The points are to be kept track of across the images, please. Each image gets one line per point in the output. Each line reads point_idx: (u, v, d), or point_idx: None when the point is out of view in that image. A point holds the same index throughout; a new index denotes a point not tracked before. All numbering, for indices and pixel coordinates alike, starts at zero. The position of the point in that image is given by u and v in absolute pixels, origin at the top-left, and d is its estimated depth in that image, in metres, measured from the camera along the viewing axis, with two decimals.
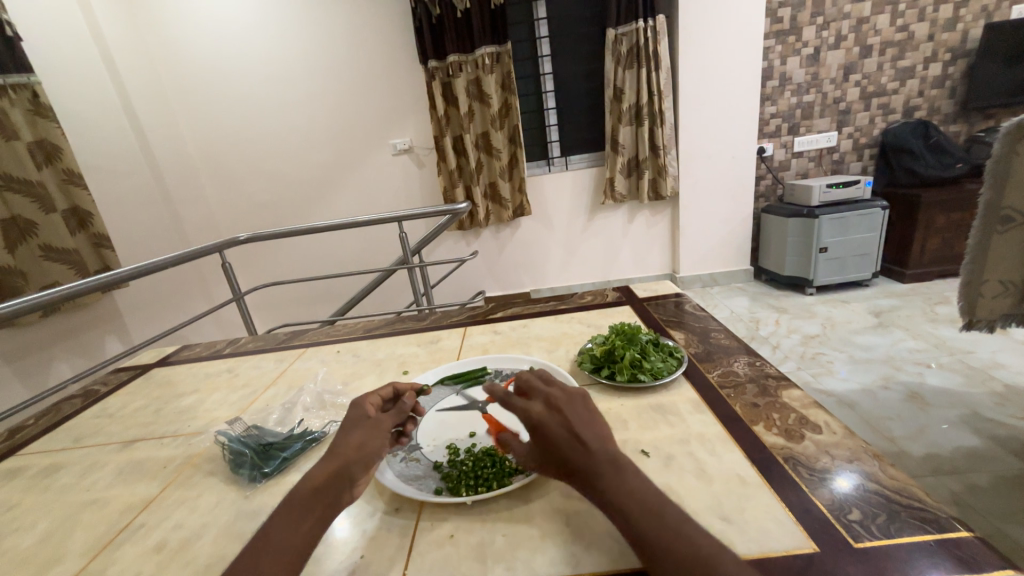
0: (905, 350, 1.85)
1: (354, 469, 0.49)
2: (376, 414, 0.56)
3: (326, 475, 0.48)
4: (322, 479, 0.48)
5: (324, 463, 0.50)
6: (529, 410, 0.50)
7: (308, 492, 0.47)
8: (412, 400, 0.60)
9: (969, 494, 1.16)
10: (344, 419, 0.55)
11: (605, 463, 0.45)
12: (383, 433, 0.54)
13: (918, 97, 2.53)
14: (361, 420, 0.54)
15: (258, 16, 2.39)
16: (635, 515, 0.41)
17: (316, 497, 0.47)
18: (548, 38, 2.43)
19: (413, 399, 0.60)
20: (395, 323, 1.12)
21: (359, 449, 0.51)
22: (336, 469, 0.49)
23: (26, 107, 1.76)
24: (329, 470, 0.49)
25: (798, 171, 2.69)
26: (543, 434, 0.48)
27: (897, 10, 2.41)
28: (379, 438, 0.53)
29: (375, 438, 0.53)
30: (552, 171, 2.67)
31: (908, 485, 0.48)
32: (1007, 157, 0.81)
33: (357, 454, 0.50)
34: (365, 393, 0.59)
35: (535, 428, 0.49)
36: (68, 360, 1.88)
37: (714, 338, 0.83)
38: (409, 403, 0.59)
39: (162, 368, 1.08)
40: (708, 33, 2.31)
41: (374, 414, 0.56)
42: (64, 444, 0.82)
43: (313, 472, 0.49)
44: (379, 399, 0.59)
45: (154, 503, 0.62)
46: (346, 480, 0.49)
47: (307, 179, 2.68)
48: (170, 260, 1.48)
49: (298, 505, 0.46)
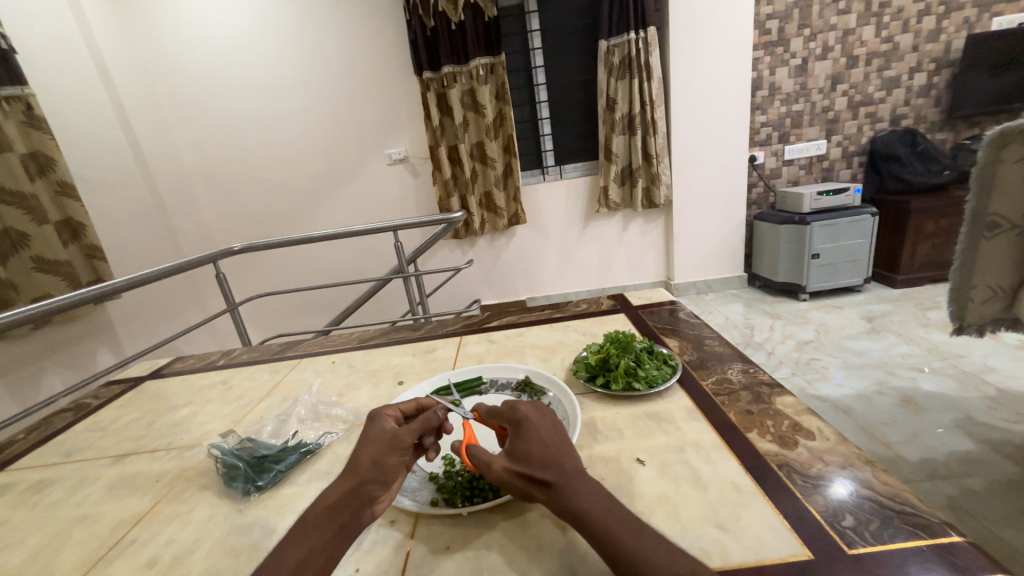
0: (898, 355, 1.86)
1: (371, 487, 0.49)
2: (397, 427, 0.54)
3: (342, 493, 0.48)
4: (338, 498, 0.48)
5: (340, 481, 0.50)
6: (517, 406, 0.52)
7: (322, 511, 0.47)
8: (439, 414, 0.56)
9: (965, 498, 1.17)
10: (363, 433, 0.54)
11: (580, 479, 0.46)
12: (402, 449, 0.52)
13: (905, 106, 2.58)
14: (379, 435, 0.52)
15: (254, 28, 2.41)
16: (611, 531, 0.42)
17: (333, 514, 0.47)
18: (542, 50, 2.47)
19: (441, 412, 0.56)
20: (391, 333, 1.12)
21: (375, 467, 0.50)
22: (352, 487, 0.48)
23: (20, 119, 1.76)
24: (344, 489, 0.48)
25: (789, 179, 2.73)
26: (527, 431, 0.49)
27: (881, 22, 2.46)
28: (395, 456, 0.51)
29: (392, 454, 0.51)
30: (546, 179, 2.69)
31: (900, 490, 0.48)
32: (991, 164, 0.83)
33: (372, 472, 0.49)
34: (384, 405, 0.57)
35: (520, 425, 0.50)
36: (59, 373, 1.86)
37: (708, 345, 0.83)
38: (434, 416, 0.55)
39: (154, 381, 1.07)
40: (698, 44, 2.35)
41: (393, 428, 0.53)
42: (54, 458, 0.81)
43: (330, 490, 0.49)
44: (399, 411, 0.57)
45: (146, 517, 0.61)
46: (363, 499, 0.48)
47: (302, 188, 2.68)
48: (164, 270, 1.46)
49: (314, 523, 0.47)
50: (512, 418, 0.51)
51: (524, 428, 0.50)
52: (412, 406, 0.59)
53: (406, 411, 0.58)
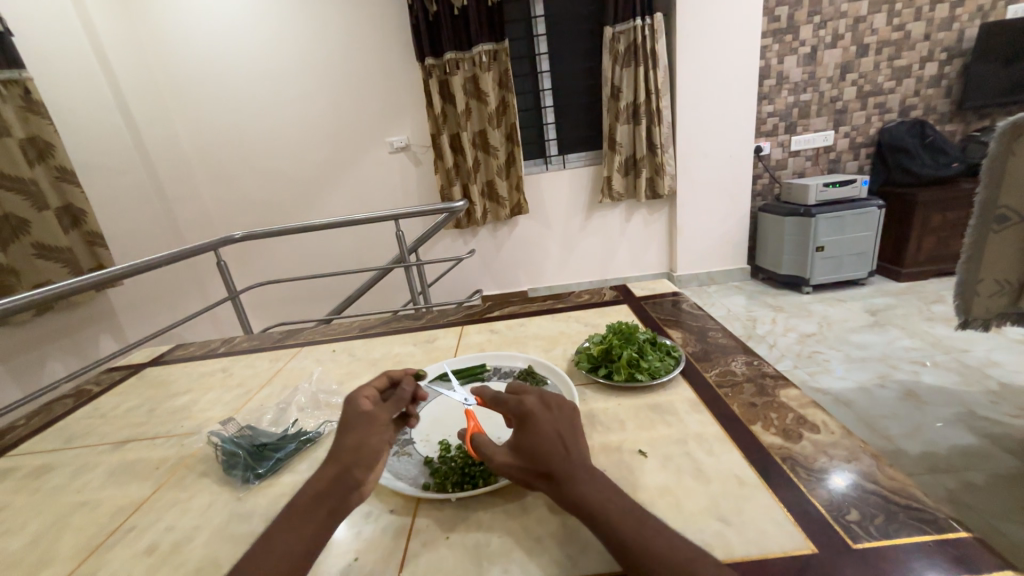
0: (901, 349, 1.85)
1: (356, 472, 0.48)
2: (371, 407, 0.53)
3: (326, 482, 0.48)
4: (324, 485, 0.48)
5: (323, 470, 0.49)
6: (525, 399, 0.51)
7: (308, 499, 0.47)
8: (410, 387, 0.57)
9: (964, 491, 1.17)
10: (340, 417, 0.53)
11: (583, 471, 0.45)
12: (380, 428, 0.52)
13: (914, 96, 2.54)
14: (356, 417, 0.52)
15: (253, 11, 2.37)
16: (614, 521, 0.41)
17: (319, 502, 0.47)
18: (546, 37, 2.43)
19: (411, 386, 0.57)
20: (392, 322, 1.12)
21: (358, 452, 0.49)
22: (335, 476, 0.48)
23: (18, 104, 1.74)
24: (329, 477, 0.48)
25: (795, 170, 2.69)
26: (533, 426, 0.49)
27: (893, 10, 2.41)
28: (376, 436, 0.51)
29: (372, 435, 0.51)
30: (549, 169, 2.66)
31: (906, 485, 0.47)
32: (1002, 156, 0.81)
33: (354, 458, 0.49)
34: (359, 388, 0.55)
35: (525, 418, 0.50)
36: (62, 359, 1.87)
37: (712, 337, 0.83)
38: (407, 392, 0.56)
39: (156, 367, 1.07)
40: (705, 31, 2.31)
41: (368, 408, 0.53)
42: (56, 444, 0.81)
43: (314, 479, 0.49)
44: (374, 390, 0.56)
45: (146, 504, 0.61)
46: (347, 484, 0.48)
47: (302, 176, 2.66)
48: (164, 258, 1.44)
49: (300, 511, 0.46)
50: (518, 411, 0.51)
51: (530, 422, 0.49)
52: (384, 382, 0.58)
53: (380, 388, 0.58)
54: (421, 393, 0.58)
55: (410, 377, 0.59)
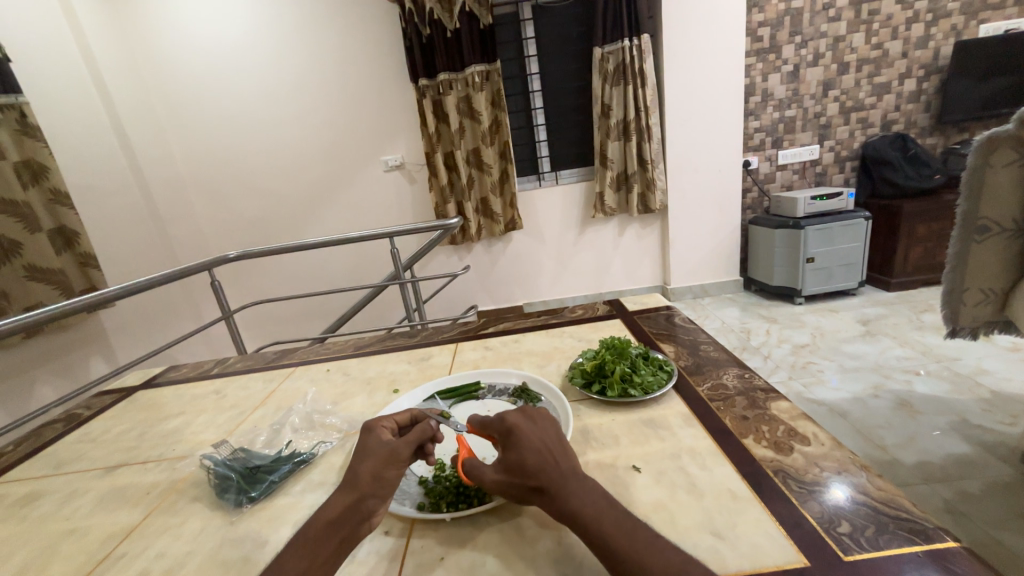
0: (893, 358, 1.87)
1: (371, 502, 0.49)
2: (395, 440, 0.54)
3: (341, 509, 0.48)
4: (339, 511, 0.48)
5: (339, 495, 0.49)
6: (507, 415, 0.52)
7: (321, 526, 0.47)
8: (433, 425, 0.57)
9: (960, 500, 1.17)
10: (360, 446, 0.54)
11: (575, 481, 0.46)
12: (400, 463, 0.52)
13: (895, 111, 2.61)
14: (377, 448, 0.53)
15: (249, 34, 2.42)
16: (606, 530, 0.42)
17: (332, 529, 0.47)
18: (537, 57, 2.49)
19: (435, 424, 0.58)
20: (387, 340, 1.12)
21: (376, 481, 0.50)
22: (352, 502, 0.48)
23: (13, 126, 1.75)
24: (345, 504, 0.48)
25: (783, 183, 2.75)
26: (519, 439, 0.49)
27: (871, 29, 2.50)
28: (394, 469, 0.51)
29: (390, 467, 0.51)
30: (542, 185, 2.70)
31: (896, 496, 0.48)
32: (981, 168, 0.84)
33: (372, 487, 0.49)
34: (379, 417, 0.57)
35: (509, 433, 0.50)
36: (52, 382, 1.84)
37: (703, 350, 0.84)
38: (430, 427, 0.56)
39: (147, 390, 1.06)
40: (691, 50, 2.38)
41: (390, 440, 0.54)
42: (45, 470, 0.79)
43: (330, 504, 0.49)
44: (393, 423, 0.57)
45: (136, 531, 0.60)
46: (362, 513, 0.48)
47: (297, 195, 2.68)
48: (157, 279, 1.43)
49: (311, 537, 0.46)
50: (501, 427, 0.51)
51: (514, 436, 0.50)
52: (406, 418, 0.59)
53: (399, 423, 0.59)
54: (439, 434, 0.58)
55: (433, 418, 0.60)
